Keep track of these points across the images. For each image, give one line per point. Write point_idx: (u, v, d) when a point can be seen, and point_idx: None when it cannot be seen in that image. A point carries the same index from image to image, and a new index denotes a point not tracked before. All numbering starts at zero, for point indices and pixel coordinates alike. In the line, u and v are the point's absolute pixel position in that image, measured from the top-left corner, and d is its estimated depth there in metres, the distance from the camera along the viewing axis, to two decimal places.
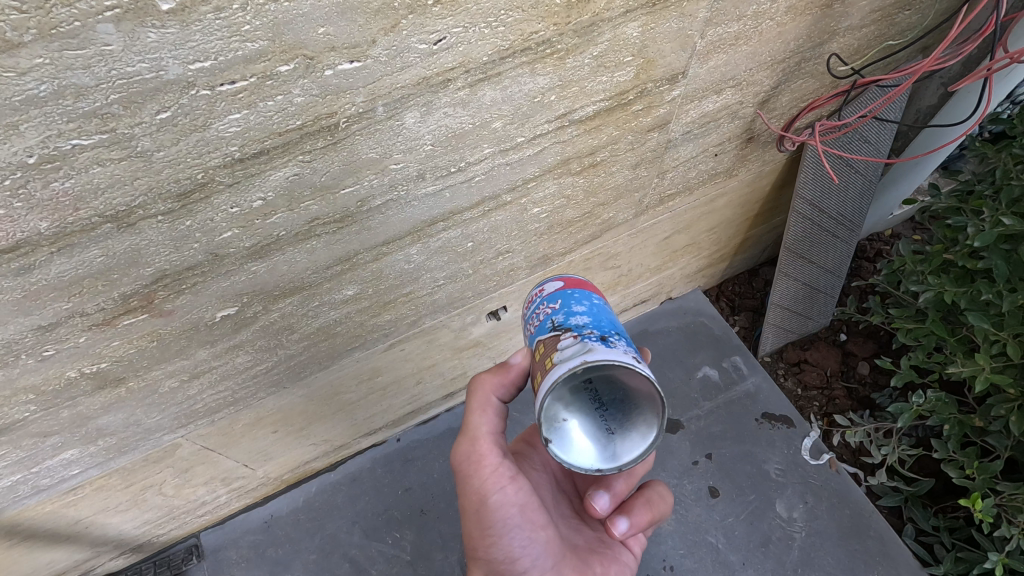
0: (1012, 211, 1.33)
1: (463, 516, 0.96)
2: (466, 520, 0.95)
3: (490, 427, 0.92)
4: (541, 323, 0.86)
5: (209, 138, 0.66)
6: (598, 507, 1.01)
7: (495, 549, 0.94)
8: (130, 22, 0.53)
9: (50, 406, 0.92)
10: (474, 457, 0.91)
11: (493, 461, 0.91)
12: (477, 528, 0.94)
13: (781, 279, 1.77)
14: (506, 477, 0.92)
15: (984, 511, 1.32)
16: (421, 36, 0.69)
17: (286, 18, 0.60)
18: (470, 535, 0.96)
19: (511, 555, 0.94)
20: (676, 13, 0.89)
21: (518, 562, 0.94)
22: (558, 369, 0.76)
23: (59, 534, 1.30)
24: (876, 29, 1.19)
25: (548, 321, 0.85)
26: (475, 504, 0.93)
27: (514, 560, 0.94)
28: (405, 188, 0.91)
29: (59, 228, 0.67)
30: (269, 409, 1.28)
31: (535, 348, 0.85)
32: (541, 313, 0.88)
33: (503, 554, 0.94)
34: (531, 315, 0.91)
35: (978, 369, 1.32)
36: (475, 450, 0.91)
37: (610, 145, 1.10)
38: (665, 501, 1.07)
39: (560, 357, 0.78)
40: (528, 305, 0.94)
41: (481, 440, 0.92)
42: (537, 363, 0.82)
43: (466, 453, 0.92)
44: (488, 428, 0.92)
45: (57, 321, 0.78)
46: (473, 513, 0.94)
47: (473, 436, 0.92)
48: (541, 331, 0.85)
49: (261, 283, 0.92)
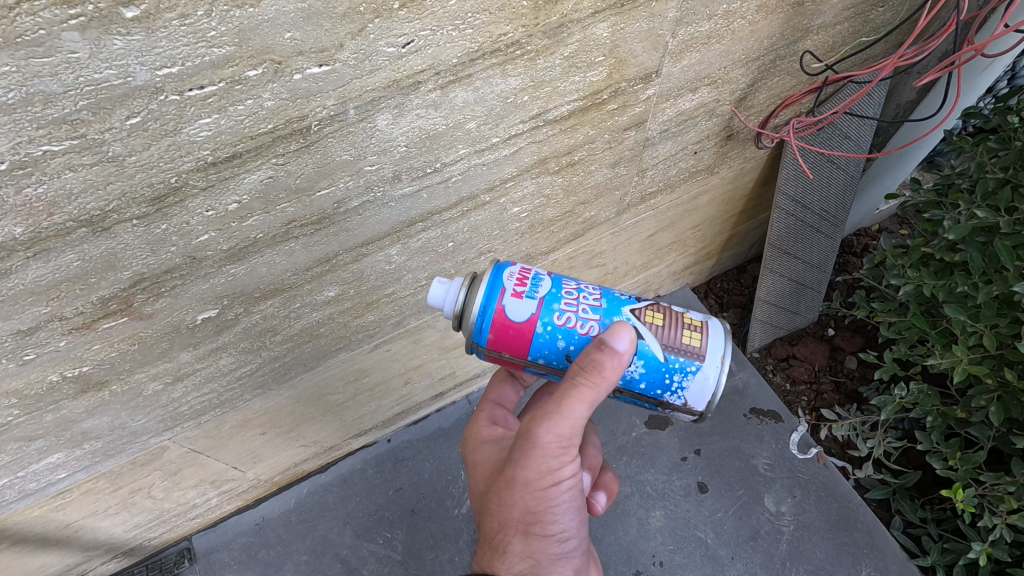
0: (987, 204, 1.36)
1: (520, 488, 0.88)
2: (523, 494, 0.88)
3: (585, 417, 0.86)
4: (608, 295, 0.90)
5: (180, 142, 0.68)
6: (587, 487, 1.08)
7: (551, 528, 0.91)
8: (95, 30, 0.54)
9: (33, 409, 0.92)
10: (563, 441, 0.86)
11: (574, 447, 0.88)
12: (537, 504, 0.88)
13: (766, 274, 1.78)
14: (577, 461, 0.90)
15: (966, 501, 1.34)
16: (388, 39, 0.71)
17: (252, 24, 0.61)
18: (522, 509, 0.89)
19: (563, 534, 0.92)
20: (645, 13, 0.91)
21: (567, 542, 0.93)
22: (716, 326, 0.91)
23: (49, 538, 1.31)
24: (850, 26, 1.20)
25: (614, 293, 0.91)
26: (545, 484, 0.88)
27: (565, 540, 0.92)
28: (381, 190, 0.92)
29: (33, 233, 0.68)
30: (256, 411, 1.29)
31: (641, 315, 0.88)
32: (589, 289, 0.90)
33: (559, 533, 0.91)
34: (569, 293, 0.88)
35: (956, 360, 1.33)
36: (567, 435, 0.85)
37: (586, 145, 1.11)
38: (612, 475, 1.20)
39: (699, 317, 0.92)
40: (532, 288, 0.87)
41: (575, 428, 0.85)
42: (667, 323, 0.89)
43: (557, 435, 0.85)
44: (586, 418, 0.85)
45: (36, 325, 0.79)
46: (536, 489, 0.88)
47: (572, 423, 0.84)
48: (621, 302, 0.90)
49: (241, 285, 0.93)
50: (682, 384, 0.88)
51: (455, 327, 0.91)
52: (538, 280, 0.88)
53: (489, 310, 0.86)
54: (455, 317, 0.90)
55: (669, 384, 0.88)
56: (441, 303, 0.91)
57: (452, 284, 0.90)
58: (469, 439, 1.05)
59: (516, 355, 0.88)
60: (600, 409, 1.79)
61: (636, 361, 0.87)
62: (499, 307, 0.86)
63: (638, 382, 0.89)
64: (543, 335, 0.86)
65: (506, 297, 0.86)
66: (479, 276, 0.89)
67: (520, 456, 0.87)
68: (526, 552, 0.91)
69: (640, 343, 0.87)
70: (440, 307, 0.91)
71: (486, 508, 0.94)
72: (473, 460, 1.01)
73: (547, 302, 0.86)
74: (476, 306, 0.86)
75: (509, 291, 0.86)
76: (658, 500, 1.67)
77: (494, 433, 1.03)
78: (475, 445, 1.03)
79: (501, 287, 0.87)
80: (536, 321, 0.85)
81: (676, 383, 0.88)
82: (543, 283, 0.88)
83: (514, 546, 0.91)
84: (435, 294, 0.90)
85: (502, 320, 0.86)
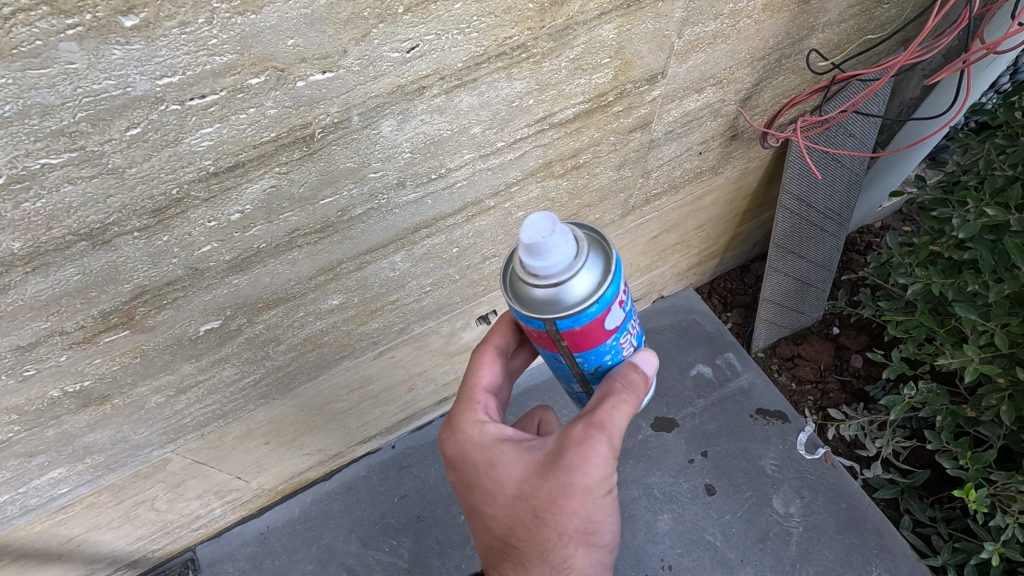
0: (996, 201, 1.34)
1: (581, 497, 0.79)
2: (585, 502, 0.79)
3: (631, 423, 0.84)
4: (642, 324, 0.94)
5: (181, 153, 0.66)
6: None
7: (607, 538, 0.84)
8: (93, 40, 0.53)
9: (34, 425, 0.90)
10: (618, 446, 0.81)
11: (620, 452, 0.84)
12: (597, 511, 0.81)
13: (772, 275, 1.77)
14: None
15: (978, 502, 1.32)
16: (392, 44, 0.69)
17: (254, 31, 0.59)
18: (579, 524, 0.81)
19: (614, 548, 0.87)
20: (651, 14, 0.89)
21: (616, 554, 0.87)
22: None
23: (51, 553, 1.29)
24: (855, 24, 1.19)
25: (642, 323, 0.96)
26: (603, 493, 0.81)
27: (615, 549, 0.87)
28: (385, 197, 0.91)
29: (32, 248, 0.66)
30: (259, 421, 1.28)
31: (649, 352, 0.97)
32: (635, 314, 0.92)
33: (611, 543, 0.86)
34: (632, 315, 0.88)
35: (967, 360, 1.32)
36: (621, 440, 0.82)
37: (591, 147, 1.10)
38: None
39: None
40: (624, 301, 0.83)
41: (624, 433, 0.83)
42: None
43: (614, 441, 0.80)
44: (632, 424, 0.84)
45: (36, 341, 0.78)
46: (597, 496, 0.80)
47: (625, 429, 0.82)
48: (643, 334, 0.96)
49: (244, 295, 0.92)
50: None
51: (535, 278, 0.72)
52: (628, 295, 0.85)
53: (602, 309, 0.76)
54: (546, 278, 0.71)
55: None
56: (544, 255, 0.69)
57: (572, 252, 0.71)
58: (475, 438, 0.88)
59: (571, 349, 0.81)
60: None
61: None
62: (606, 310, 0.77)
63: None
64: (606, 346, 0.83)
65: (614, 304, 0.79)
66: (602, 263, 0.75)
67: (578, 466, 0.79)
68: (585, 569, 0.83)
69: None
70: (547, 258, 0.69)
71: (533, 522, 0.82)
72: (488, 462, 0.86)
73: (625, 319, 0.85)
74: (586, 301, 0.73)
75: (616, 300, 0.79)
76: (665, 503, 1.65)
77: (504, 430, 0.89)
78: (489, 446, 0.87)
79: (616, 292, 0.78)
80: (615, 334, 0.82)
81: None
82: (629, 298, 0.86)
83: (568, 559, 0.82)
84: (560, 247, 0.69)
85: (597, 325, 0.78)
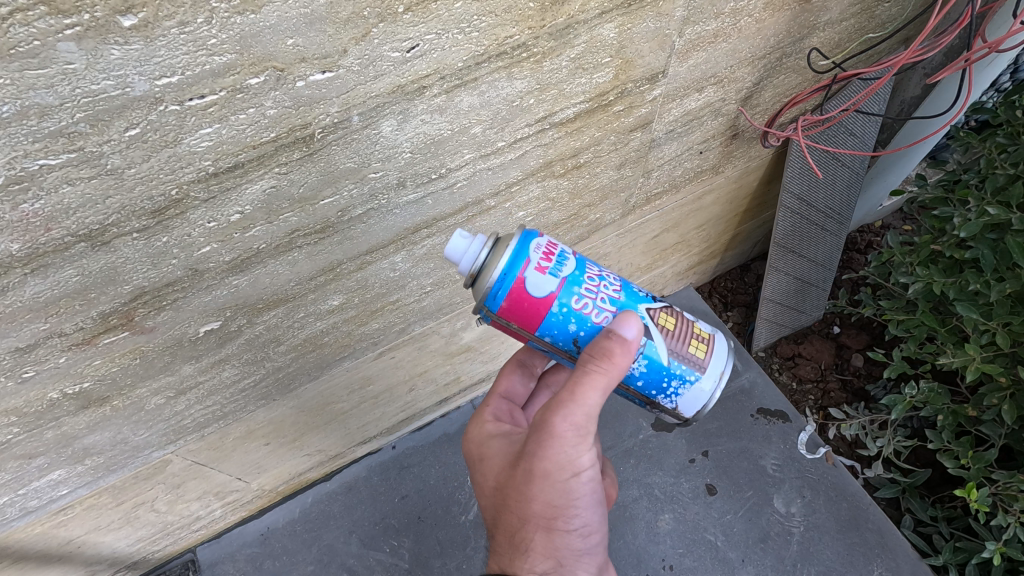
0: (998, 200, 1.34)
1: (539, 481, 0.86)
2: (543, 486, 0.86)
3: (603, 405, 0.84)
4: (627, 287, 0.88)
5: (181, 153, 0.66)
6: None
7: (573, 520, 0.89)
8: (91, 40, 0.52)
9: (33, 427, 0.90)
10: (579, 430, 0.84)
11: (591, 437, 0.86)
12: (558, 496, 0.87)
13: (773, 274, 1.76)
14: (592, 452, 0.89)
15: (980, 501, 1.32)
16: (392, 44, 0.69)
17: (253, 31, 0.59)
18: (540, 505, 0.88)
19: (586, 527, 0.91)
20: (652, 13, 0.89)
21: (589, 536, 0.91)
22: (721, 341, 0.94)
23: (51, 554, 1.29)
24: (856, 23, 1.19)
25: (633, 286, 0.89)
26: (564, 476, 0.86)
27: (586, 532, 0.91)
28: (385, 197, 0.90)
29: (31, 249, 0.66)
30: (260, 422, 1.27)
31: (655, 317, 0.89)
32: (610, 276, 0.88)
33: (580, 525, 0.90)
34: (590, 278, 0.86)
35: (968, 359, 1.32)
36: (586, 426, 0.84)
37: (592, 147, 1.09)
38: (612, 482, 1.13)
39: (706, 330, 0.94)
40: (557, 265, 0.83)
41: (591, 416, 0.83)
42: (675, 335, 0.90)
43: (573, 425, 0.83)
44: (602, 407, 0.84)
45: (35, 342, 0.77)
46: (555, 480, 0.86)
47: (590, 413, 0.83)
48: (639, 298, 0.89)
49: (243, 296, 0.91)
50: (677, 389, 0.91)
51: (466, 284, 0.86)
52: (564, 259, 0.85)
53: (512, 276, 0.82)
54: (468, 276, 0.85)
55: (667, 387, 0.90)
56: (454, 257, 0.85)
57: (474, 241, 0.85)
58: (473, 436, 1.02)
59: (525, 327, 0.86)
60: (608, 412, 1.77)
61: (641, 360, 0.88)
62: (520, 277, 0.82)
63: (637, 378, 0.90)
64: (557, 315, 0.83)
65: (529, 270, 0.82)
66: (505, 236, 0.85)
67: (536, 450, 0.85)
68: (550, 550, 0.89)
69: (649, 344, 0.87)
70: (458, 261, 0.86)
71: (504, 505, 0.91)
72: (479, 456, 0.99)
73: (569, 282, 0.83)
74: (495, 270, 0.82)
75: (534, 265, 0.82)
76: (666, 503, 1.65)
77: (499, 428, 1.01)
78: (483, 442, 1.00)
79: (527, 257, 0.83)
80: (554, 298, 0.83)
81: (673, 387, 0.90)
82: (568, 262, 0.85)
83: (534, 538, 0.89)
84: (457, 245, 0.85)
85: (522, 296, 0.82)
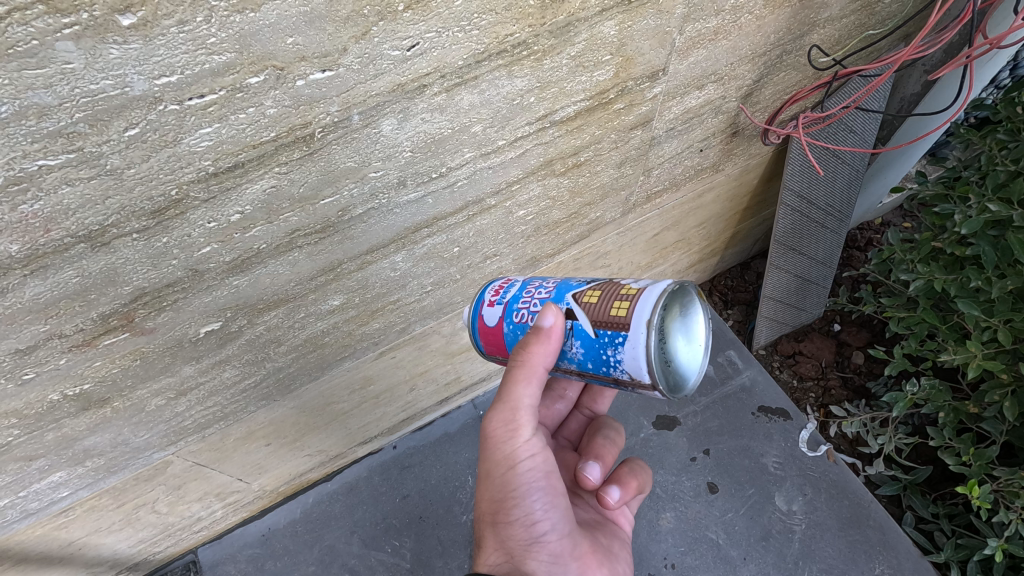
0: (999, 197, 1.34)
1: (484, 478, 0.93)
2: (486, 483, 0.92)
3: (531, 398, 0.85)
4: (560, 285, 0.87)
5: (181, 153, 0.65)
6: (594, 476, 1.06)
7: (513, 512, 0.90)
8: (90, 39, 0.52)
9: (34, 429, 0.90)
10: (508, 424, 0.88)
11: (528, 430, 0.88)
12: (498, 490, 0.91)
13: (773, 272, 1.76)
14: (536, 445, 0.90)
15: (981, 498, 1.31)
16: (392, 42, 0.69)
17: (252, 29, 0.59)
18: (486, 497, 0.93)
19: (530, 518, 0.91)
20: (653, 10, 0.88)
21: (536, 528, 0.91)
22: (656, 287, 0.76)
23: (51, 556, 1.28)
24: (856, 20, 1.18)
25: (568, 282, 0.87)
26: (501, 468, 0.90)
27: (532, 524, 0.91)
28: (386, 196, 0.90)
29: (30, 250, 0.66)
30: (260, 422, 1.27)
31: (580, 298, 0.82)
32: (548, 284, 0.89)
33: (523, 517, 0.91)
34: (528, 292, 0.89)
35: (970, 356, 1.31)
36: (515, 420, 0.87)
37: (593, 145, 1.09)
38: (637, 477, 1.11)
39: (640, 286, 0.79)
40: (502, 294, 0.91)
41: (520, 410, 0.86)
42: (597, 305, 0.80)
43: (501, 420, 0.88)
44: (528, 400, 0.85)
45: (35, 343, 0.77)
46: (494, 475, 0.91)
47: (516, 406, 0.86)
48: (568, 288, 0.85)
49: (244, 297, 0.91)
50: (617, 357, 0.78)
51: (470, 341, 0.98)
52: (510, 286, 0.93)
53: (473, 322, 0.93)
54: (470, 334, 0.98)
55: (608, 360, 0.79)
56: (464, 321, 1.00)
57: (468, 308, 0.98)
58: None
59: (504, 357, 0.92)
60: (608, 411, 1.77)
61: (574, 342, 0.82)
62: (478, 316, 0.93)
63: (585, 363, 0.82)
64: (509, 335, 0.88)
65: (483, 308, 0.92)
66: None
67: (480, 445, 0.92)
68: (498, 542, 0.93)
69: (574, 323, 0.81)
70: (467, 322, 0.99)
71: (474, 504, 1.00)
72: None
73: (511, 304, 0.89)
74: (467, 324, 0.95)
75: (485, 303, 0.93)
76: (667, 502, 1.65)
77: None
78: None
79: (482, 299, 0.94)
80: (503, 323, 0.89)
81: (612, 357, 0.78)
82: (514, 286, 0.92)
83: (489, 531, 0.95)
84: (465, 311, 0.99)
85: (483, 331, 0.91)
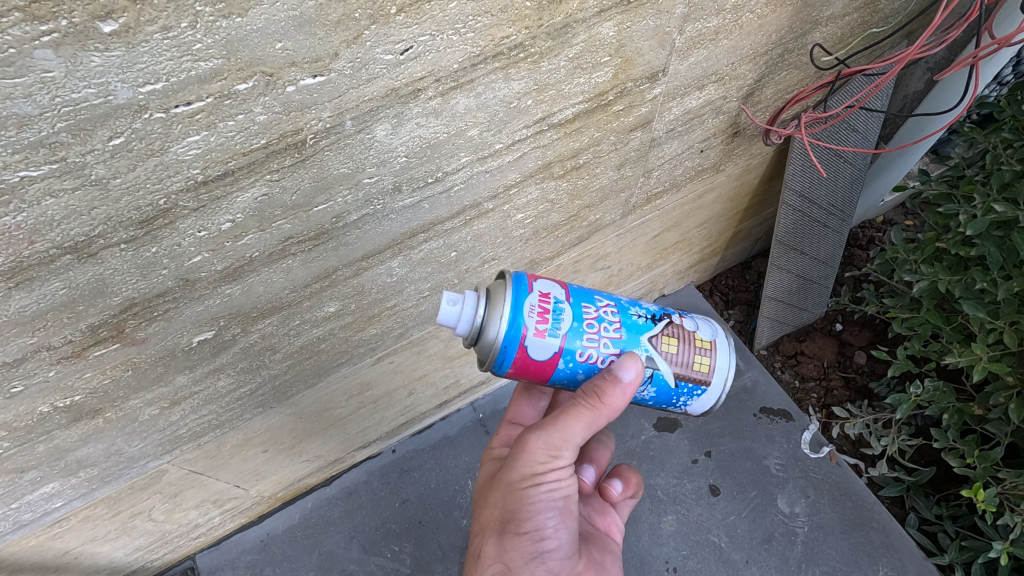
0: (1004, 197, 1.33)
1: (503, 488, 0.91)
2: (506, 493, 0.90)
3: (582, 433, 0.85)
4: (626, 321, 0.87)
5: (168, 162, 0.64)
6: (589, 480, 1.08)
7: (525, 525, 0.89)
8: (70, 47, 0.50)
9: (24, 441, 0.88)
10: (550, 450, 0.87)
11: (566, 458, 0.88)
12: (514, 502, 0.89)
13: (775, 272, 1.73)
14: (567, 474, 0.90)
15: (986, 501, 1.29)
16: (385, 46, 0.67)
17: (240, 35, 0.57)
18: (500, 506, 0.92)
19: (539, 534, 0.89)
20: (652, 10, 0.87)
21: (542, 546, 0.89)
22: (723, 342, 0.91)
23: (47, 566, 1.26)
24: (859, 17, 1.16)
25: (631, 315, 0.88)
26: (524, 483, 0.88)
27: (539, 540, 0.89)
28: (381, 202, 0.88)
29: (14, 262, 0.64)
30: (257, 429, 1.25)
31: (659, 344, 0.87)
32: (608, 315, 0.86)
33: (532, 532, 0.89)
34: (591, 326, 0.84)
35: (975, 359, 1.30)
36: (558, 448, 0.87)
37: (592, 147, 1.07)
38: (633, 474, 1.13)
39: (709, 338, 0.91)
40: (555, 325, 0.82)
41: (568, 442, 0.87)
42: (684, 358, 0.88)
43: (545, 443, 0.87)
44: (579, 434, 0.85)
45: (23, 356, 0.75)
46: (516, 489, 0.89)
47: (564, 436, 0.86)
48: (639, 329, 0.87)
49: (237, 305, 0.89)
50: (687, 402, 0.91)
51: (468, 345, 0.85)
52: (559, 313, 0.83)
53: (511, 349, 0.82)
54: (471, 336, 0.83)
55: (676, 402, 0.91)
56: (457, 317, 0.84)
57: (466, 302, 0.83)
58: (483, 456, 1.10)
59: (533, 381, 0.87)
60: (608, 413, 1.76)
61: (649, 387, 0.88)
62: (522, 345, 0.82)
63: (647, 399, 0.91)
64: (564, 369, 0.85)
65: (528, 337, 0.81)
66: (498, 291, 0.83)
67: (510, 457, 0.91)
68: (498, 553, 0.91)
69: (655, 371, 0.87)
70: (453, 326, 0.84)
71: (478, 507, 0.98)
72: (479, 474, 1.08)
73: (570, 339, 0.83)
74: (499, 332, 0.81)
75: (531, 331, 0.81)
76: (670, 505, 1.63)
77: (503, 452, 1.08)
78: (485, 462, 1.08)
79: (523, 325, 0.81)
80: (559, 358, 0.83)
81: (683, 401, 0.91)
82: (565, 317, 0.83)
83: (493, 538, 0.93)
84: (448, 312, 0.83)
85: (527, 364, 0.83)
